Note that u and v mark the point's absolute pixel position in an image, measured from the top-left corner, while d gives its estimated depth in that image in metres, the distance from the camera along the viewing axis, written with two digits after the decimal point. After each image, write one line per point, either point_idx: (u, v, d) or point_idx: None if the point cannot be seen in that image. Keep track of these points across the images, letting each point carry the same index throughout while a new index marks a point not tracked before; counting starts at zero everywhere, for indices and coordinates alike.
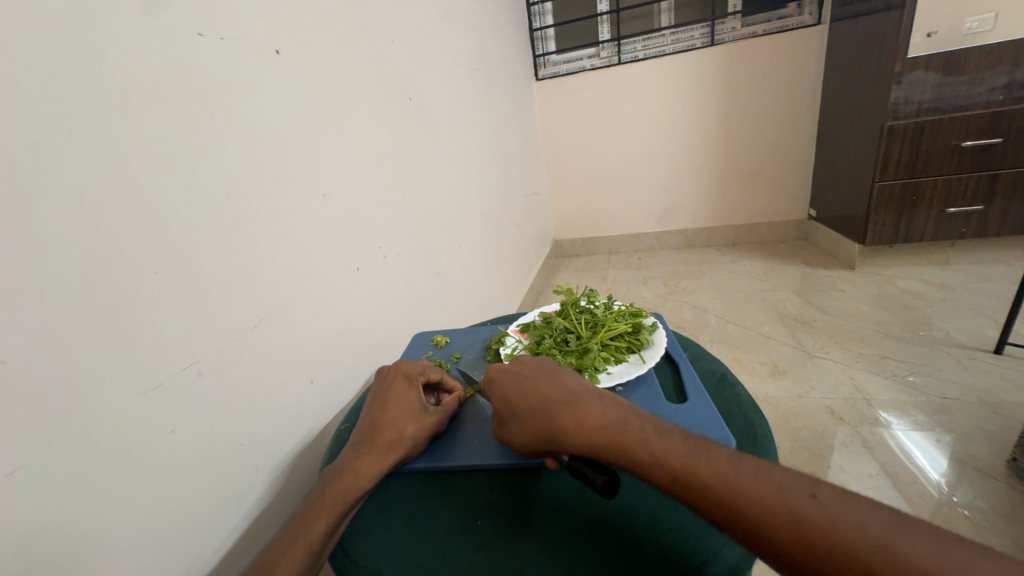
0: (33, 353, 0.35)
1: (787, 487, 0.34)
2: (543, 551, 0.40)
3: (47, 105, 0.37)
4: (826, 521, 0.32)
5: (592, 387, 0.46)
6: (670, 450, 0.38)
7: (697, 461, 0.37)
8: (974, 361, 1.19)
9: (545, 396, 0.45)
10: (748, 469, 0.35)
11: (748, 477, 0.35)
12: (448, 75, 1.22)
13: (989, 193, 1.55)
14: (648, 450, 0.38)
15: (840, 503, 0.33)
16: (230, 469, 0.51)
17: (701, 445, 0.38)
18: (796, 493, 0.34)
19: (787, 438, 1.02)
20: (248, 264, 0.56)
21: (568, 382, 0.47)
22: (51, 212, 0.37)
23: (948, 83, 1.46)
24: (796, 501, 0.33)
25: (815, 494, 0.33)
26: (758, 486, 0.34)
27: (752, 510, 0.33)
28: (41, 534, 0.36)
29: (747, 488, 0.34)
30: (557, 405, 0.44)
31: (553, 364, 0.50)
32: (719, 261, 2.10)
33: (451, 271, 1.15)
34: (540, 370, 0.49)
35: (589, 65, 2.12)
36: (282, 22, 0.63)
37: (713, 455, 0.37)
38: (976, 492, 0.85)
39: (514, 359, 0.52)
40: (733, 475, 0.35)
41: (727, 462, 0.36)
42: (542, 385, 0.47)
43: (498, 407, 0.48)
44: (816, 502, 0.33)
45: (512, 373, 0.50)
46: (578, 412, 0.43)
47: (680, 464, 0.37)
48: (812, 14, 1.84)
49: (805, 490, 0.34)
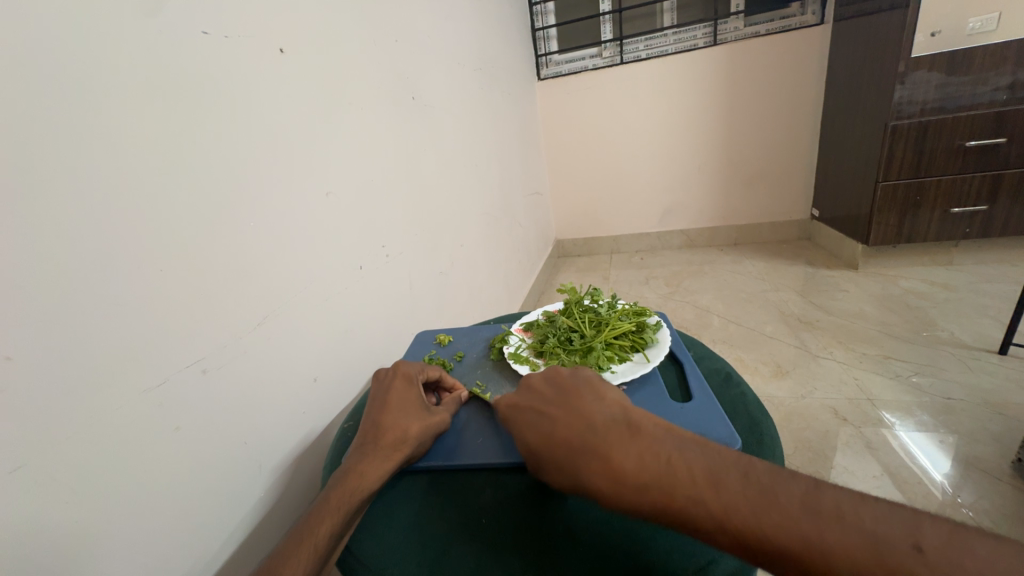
0: (40, 348, 0.36)
1: (875, 535, 0.31)
2: (551, 550, 0.40)
3: (47, 101, 0.37)
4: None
5: (621, 420, 0.42)
6: (731, 506, 0.34)
7: (765, 519, 0.33)
8: (979, 362, 1.18)
9: (578, 445, 0.41)
10: (829, 522, 0.32)
11: (826, 528, 0.32)
12: (451, 74, 1.22)
13: (993, 193, 1.54)
14: (708, 509, 0.35)
15: (946, 554, 0.30)
16: (233, 467, 0.51)
17: (764, 494, 0.35)
18: (887, 544, 0.31)
19: (790, 439, 1.02)
20: (252, 262, 0.56)
21: (598, 420, 0.42)
22: (53, 208, 0.37)
23: (952, 83, 1.46)
24: (890, 553, 0.30)
25: (916, 546, 0.30)
26: (846, 540, 0.31)
27: (845, 574, 0.30)
28: (43, 532, 0.35)
29: (831, 545, 0.31)
30: (588, 456, 0.40)
31: (575, 392, 0.46)
32: (721, 261, 2.09)
33: (453, 270, 1.15)
34: (560, 402, 0.45)
35: (591, 65, 2.12)
36: (286, 19, 0.63)
37: (782, 506, 0.34)
38: (981, 493, 0.85)
39: (527, 386, 0.49)
40: (816, 533, 0.32)
41: (798, 512, 0.33)
42: (570, 429, 0.42)
43: (524, 448, 0.44)
44: (920, 557, 0.30)
45: (539, 413, 0.45)
46: (615, 465, 0.38)
47: (750, 525, 0.33)
48: (815, 14, 1.83)
49: (905, 540, 0.31)
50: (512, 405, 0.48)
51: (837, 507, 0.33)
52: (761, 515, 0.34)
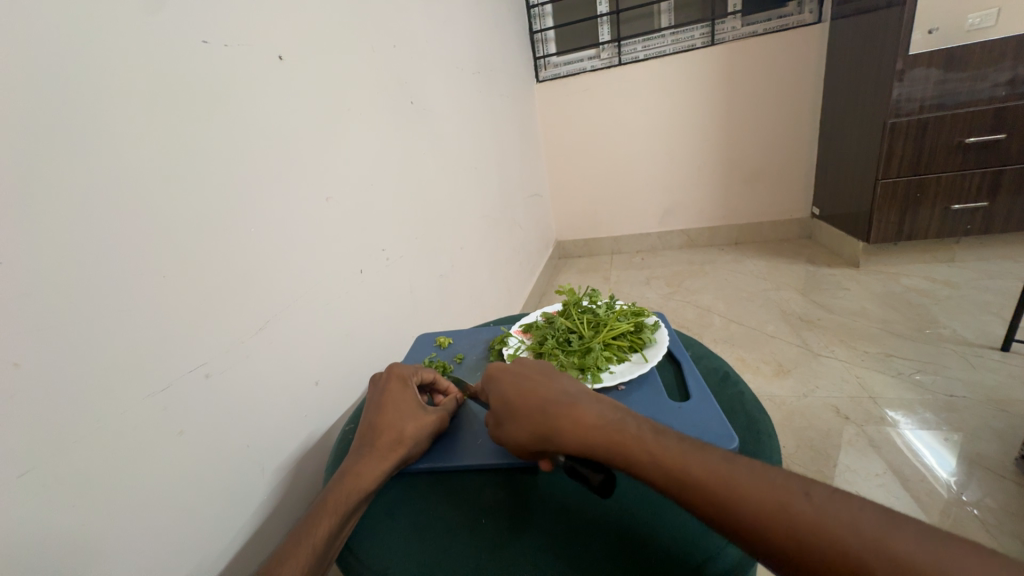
0: (45, 357, 0.36)
1: (778, 483, 0.34)
2: (547, 550, 0.41)
3: (48, 114, 0.37)
4: (815, 519, 0.32)
5: (587, 392, 0.46)
6: (666, 449, 0.38)
7: (691, 462, 0.37)
8: (981, 358, 1.18)
9: (544, 396, 0.45)
10: (744, 470, 0.35)
11: (744, 475, 0.35)
12: (450, 78, 1.23)
13: (994, 190, 1.54)
14: (645, 447, 0.38)
15: (831, 501, 0.33)
16: (235, 471, 0.52)
17: (697, 447, 0.38)
18: (786, 488, 0.34)
19: (792, 438, 1.02)
20: (252, 267, 0.56)
21: (568, 386, 0.47)
22: (55, 216, 0.37)
23: (950, 79, 1.46)
24: (786, 496, 0.33)
25: (807, 492, 0.33)
26: (751, 486, 0.34)
27: (746, 510, 0.33)
28: (47, 537, 0.36)
29: (741, 485, 0.35)
30: (554, 407, 0.43)
31: (553, 369, 0.50)
32: (722, 261, 2.09)
33: (453, 272, 1.16)
34: (540, 371, 0.49)
35: (589, 67, 2.12)
36: (285, 28, 0.64)
37: (709, 457, 0.37)
38: (984, 491, 0.85)
39: (517, 360, 0.52)
40: (729, 475, 0.35)
41: (722, 463, 0.36)
42: (541, 386, 0.47)
43: (495, 401, 0.48)
44: (808, 499, 0.33)
45: (515, 374, 0.49)
46: (576, 414, 0.42)
47: (677, 464, 0.37)
48: (813, 13, 1.83)
49: (799, 489, 0.34)
50: (500, 367, 0.51)
51: (752, 464, 0.36)
52: (689, 460, 0.37)
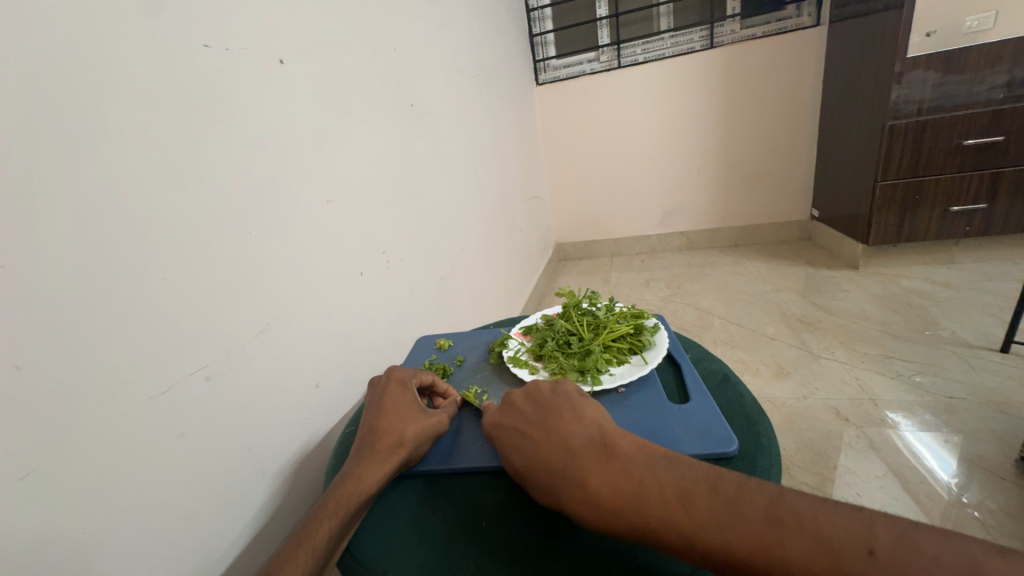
0: (44, 360, 0.36)
1: (836, 543, 0.32)
2: (548, 551, 0.41)
3: (50, 118, 0.37)
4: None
5: (595, 439, 0.43)
6: (698, 521, 0.36)
7: (728, 532, 0.34)
8: (981, 360, 1.18)
9: (554, 466, 0.42)
10: (790, 536, 0.33)
11: (792, 539, 0.33)
12: (449, 81, 1.23)
13: (992, 191, 1.54)
14: (674, 525, 0.36)
15: (897, 554, 0.31)
16: (236, 473, 0.52)
17: (729, 506, 0.36)
18: (847, 549, 0.32)
19: (792, 440, 1.02)
20: (253, 270, 0.57)
21: (574, 439, 0.44)
22: (55, 219, 0.38)
23: (949, 82, 1.46)
24: (848, 560, 0.31)
25: (871, 549, 0.31)
26: (804, 552, 0.32)
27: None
28: (48, 540, 0.36)
29: (792, 556, 0.32)
30: (566, 482, 0.41)
31: (554, 409, 0.47)
32: (721, 262, 2.10)
33: (453, 275, 1.16)
34: (540, 423, 0.47)
35: (589, 69, 2.13)
36: (285, 32, 0.64)
37: (745, 520, 0.35)
38: (985, 493, 0.85)
39: (509, 407, 0.50)
40: (776, 544, 0.33)
41: (763, 527, 0.34)
42: (547, 449, 0.44)
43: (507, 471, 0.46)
44: (874, 562, 0.31)
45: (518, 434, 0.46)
46: (589, 489, 0.40)
47: (712, 539, 0.35)
48: (811, 15, 1.84)
49: (860, 546, 0.32)
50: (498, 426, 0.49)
51: (798, 519, 0.34)
52: (727, 531, 0.35)
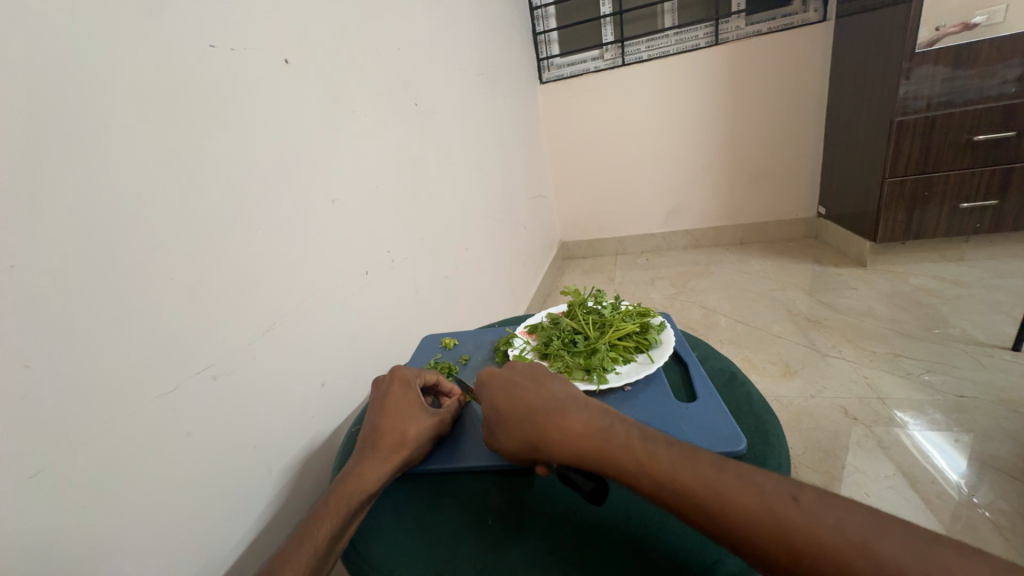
0: (53, 359, 0.37)
1: (766, 488, 0.35)
2: (553, 549, 0.41)
3: (55, 119, 0.38)
4: (804, 522, 0.32)
5: (577, 396, 0.47)
6: (655, 457, 0.39)
7: (678, 469, 0.37)
8: (992, 358, 1.17)
9: (535, 405, 0.46)
10: (731, 475, 0.36)
11: (733, 481, 0.35)
12: (454, 80, 1.23)
13: (1003, 187, 1.52)
14: (633, 456, 0.39)
15: (824, 506, 0.33)
16: (243, 472, 0.52)
17: (686, 452, 0.38)
18: (775, 494, 0.34)
19: (799, 440, 1.01)
20: (258, 269, 0.57)
21: (557, 390, 0.48)
22: (61, 219, 0.38)
23: (958, 77, 1.44)
24: (774, 501, 0.34)
25: (797, 497, 0.34)
26: (739, 491, 0.35)
27: (735, 514, 0.34)
28: (55, 538, 0.36)
29: (728, 492, 0.35)
30: (542, 416, 0.44)
31: (544, 373, 0.51)
32: (727, 261, 2.08)
33: (458, 274, 1.16)
34: (531, 377, 0.50)
35: (593, 67, 2.12)
36: (290, 32, 0.65)
37: (697, 462, 0.37)
38: (996, 493, 0.83)
39: (509, 365, 0.53)
40: (717, 483, 0.36)
41: (711, 469, 0.37)
42: (533, 395, 0.47)
43: (488, 410, 0.49)
44: (798, 505, 0.33)
45: (505, 382, 0.50)
46: (564, 422, 0.43)
47: (665, 472, 0.37)
48: (818, 11, 1.82)
49: (787, 493, 0.34)
50: (491, 373, 0.52)
51: (740, 468, 0.37)
52: (678, 468, 0.37)
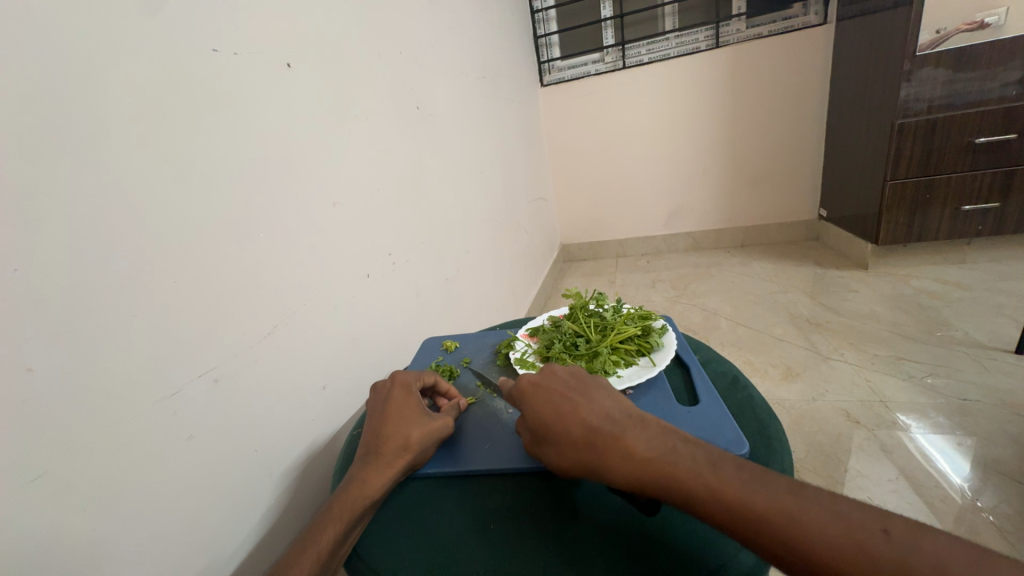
0: (55, 362, 0.37)
1: (852, 519, 0.34)
2: (556, 554, 0.41)
3: (58, 123, 0.38)
4: (896, 557, 0.31)
5: (631, 411, 0.45)
6: (727, 482, 0.37)
7: (755, 496, 0.36)
8: (995, 362, 1.16)
9: (591, 423, 0.43)
10: (811, 504, 0.35)
11: (813, 509, 0.35)
12: (455, 83, 1.24)
13: (1005, 190, 1.52)
14: (703, 482, 0.37)
15: (911, 538, 0.32)
16: (244, 476, 0.52)
17: (757, 478, 0.37)
18: (861, 525, 0.33)
19: (802, 443, 1.01)
20: (259, 273, 0.57)
21: (608, 406, 0.45)
22: (65, 222, 0.38)
23: (959, 79, 1.45)
24: (862, 533, 0.33)
25: (885, 529, 0.33)
26: (822, 522, 0.34)
27: (820, 551, 0.33)
28: (55, 541, 0.36)
29: (811, 523, 0.34)
30: (599, 436, 0.42)
31: (589, 384, 0.49)
32: (728, 263, 2.08)
33: (459, 277, 1.16)
34: (578, 388, 0.48)
35: (593, 70, 2.13)
36: (293, 36, 0.65)
37: (773, 488, 0.36)
38: (1001, 497, 0.83)
39: (547, 371, 0.51)
40: (798, 513, 0.35)
41: (788, 496, 0.36)
42: (583, 409, 0.45)
43: (531, 423, 0.46)
44: (886, 538, 0.32)
45: (552, 392, 0.47)
46: (625, 444, 0.41)
47: (738, 499, 0.36)
48: (818, 14, 1.83)
49: (875, 524, 0.33)
50: (531, 381, 0.49)
51: (820, 497, 0.36)
52: (752, 495, 0.36)
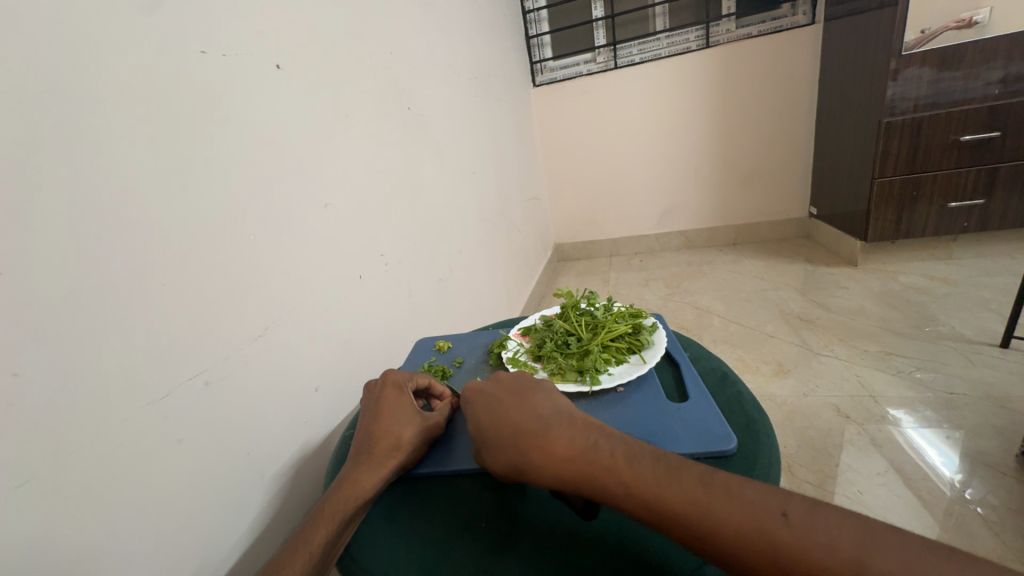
0: (43, 366, 0.36)
1: (758, 506, 0.35)
2: (547, 551, 0.41)
3: (44, 127, 0.37)
4: (793, 543, 0.32)
5: (561, 411, 0.45)
6: (643, 479, 0.38)
7: (670, 491, 0.36)
8: (981, 356, 1.18)
9: (520, 426, 0.44)
10: (722, 495, 0.35)
11: (723, 500, 0.35)
12: (447, 84, 1.24)
13: (990, 187, 1.55)
14: (621, 481, 0.38)
15: (808, 521, 0.33)
16: (235, 479, 0.52)
17: (676, 471, 0.38)
18: (766, 511, 0.34)
19: (793, 439, 1.02)
20: (250, 274, 0.57)
21: (541, 406, 0.46)
22: (56, 225, 0.38)
23: (944, 78, 1.47)
24: (764, 520, 0.34)
25: (784, 512, 0.34)
26: (729, 514, 0.34)
27: (727, 540, 0.34)
28: (41, 547, 0.36)
29: (720, 515, 0.34)
30: (526, 440, 0.43)
31: (527, 386, 0.49)
32: (720, 261, 2.10)
33: (452, 277, 1.16)
34: (512, 390, 0.48)
35: (585, 70, 2.14)
36: (282, 37, 0.65)
37: (687, 480, 0.37)
38: (988, 489, 0.84)
39: (491, 379, 0.51)
40: (707, 504, 0.35)
41: (700, 488, 0.36)
42: (514, 413, 0.45)
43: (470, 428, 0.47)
44: (785, 522, 0.33)
45: (487, 397, 0.48)
46: (548, 446, 0.41)
47: (653, 496, 0.37)
48: (807, 14, 1.85)
49: (776, 508, 0.34)
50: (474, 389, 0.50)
51: (731, 485, 0.36)
52: (666, 489, 0.37)
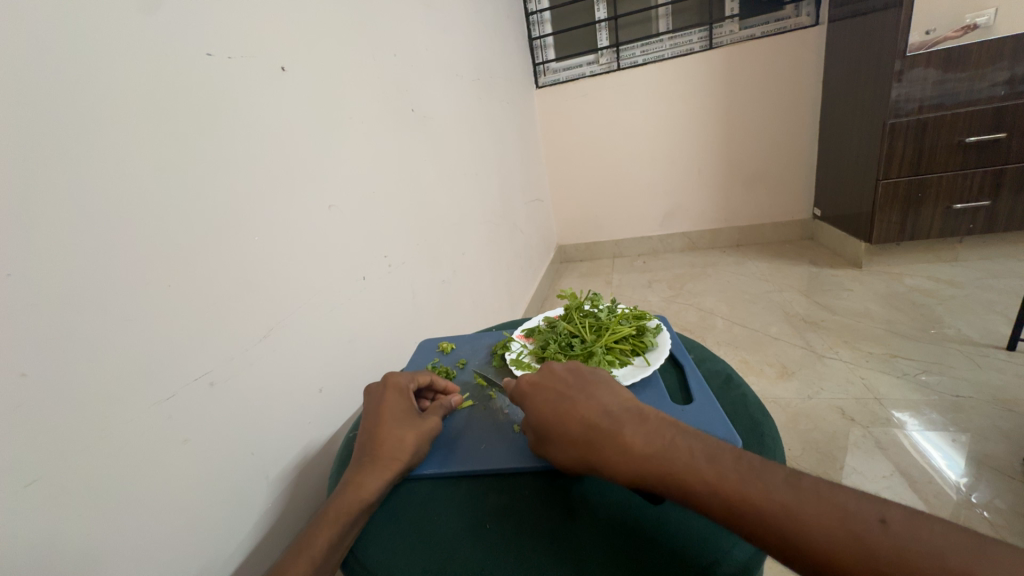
0: (48, 365, 0.37)
1: (849, 508, 0.34)
2: (555, 553, 0.41)
3: (50, 130, 0.38)
4: (894, 547, 0.31)
5: (630, 407, 0.45)
6: (723, 476, 0.37)
7: (752, 490, 0.36)
8: (987, 358, 1.17)
9: (587, 418, 0.44)
10: (809, 494, 0.35)
11: (809, 499, 0.35)
12: (450, 86, 1.24)
13: (995, 188, 1.54)
14: (701, 477, 0.38)
15: (908, 527, 0.32)
16: (241, 479, 0.52)
17: (756, 471, 0.37)
18: (859, 513, 0.33)
19: (798, 441, 1.01)
20: (255, 275, 0.57)
21: (607, 403, 0.46)
22: (63, 226, 0.38)
23: (949, 79, 1.46)
24: (858, 522, 0.33)
25: (883, 518, 0.33)
26: (820, 514, 0.34)
27: (820, 542, 0.33)
28: (47, 547, 0.36)
29: (810, 514, 0.34)
30: (599, 434, 0.43)
31: (590, 380, 0.49)
32: (724, 263, 2.09)
33: (455, 279, 1.16)
34: (576, 385, 0.49)
35: (588, 72, 2.14)
36: (286, 38, 0.65)
37: (769, 480, 0.37)
38: (995, 492, 0.84)
39: (545, 369, 0.51)
40: (795, 504, 0.35)
41: (784, 488, 0.36)
42: (582, 407, 0.46)
43: (535, 422, 0.47)
44: (885, 527, 0.32)
45: (550, 391, 0.48)
46: (623, 442, 0.41)
47: (735, 493, 0.36)
48: (810, 15, 1.84)
49: (873, 514, 0.33)
50: (530, 382, 0.50)
51: (818, 487, 0.36)
52: (751, 489, 0.36)
